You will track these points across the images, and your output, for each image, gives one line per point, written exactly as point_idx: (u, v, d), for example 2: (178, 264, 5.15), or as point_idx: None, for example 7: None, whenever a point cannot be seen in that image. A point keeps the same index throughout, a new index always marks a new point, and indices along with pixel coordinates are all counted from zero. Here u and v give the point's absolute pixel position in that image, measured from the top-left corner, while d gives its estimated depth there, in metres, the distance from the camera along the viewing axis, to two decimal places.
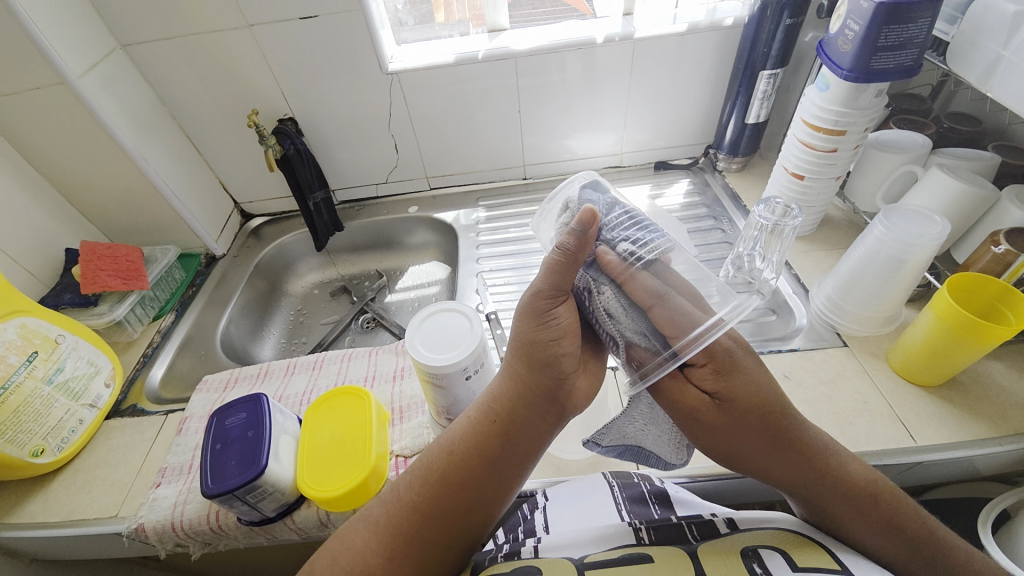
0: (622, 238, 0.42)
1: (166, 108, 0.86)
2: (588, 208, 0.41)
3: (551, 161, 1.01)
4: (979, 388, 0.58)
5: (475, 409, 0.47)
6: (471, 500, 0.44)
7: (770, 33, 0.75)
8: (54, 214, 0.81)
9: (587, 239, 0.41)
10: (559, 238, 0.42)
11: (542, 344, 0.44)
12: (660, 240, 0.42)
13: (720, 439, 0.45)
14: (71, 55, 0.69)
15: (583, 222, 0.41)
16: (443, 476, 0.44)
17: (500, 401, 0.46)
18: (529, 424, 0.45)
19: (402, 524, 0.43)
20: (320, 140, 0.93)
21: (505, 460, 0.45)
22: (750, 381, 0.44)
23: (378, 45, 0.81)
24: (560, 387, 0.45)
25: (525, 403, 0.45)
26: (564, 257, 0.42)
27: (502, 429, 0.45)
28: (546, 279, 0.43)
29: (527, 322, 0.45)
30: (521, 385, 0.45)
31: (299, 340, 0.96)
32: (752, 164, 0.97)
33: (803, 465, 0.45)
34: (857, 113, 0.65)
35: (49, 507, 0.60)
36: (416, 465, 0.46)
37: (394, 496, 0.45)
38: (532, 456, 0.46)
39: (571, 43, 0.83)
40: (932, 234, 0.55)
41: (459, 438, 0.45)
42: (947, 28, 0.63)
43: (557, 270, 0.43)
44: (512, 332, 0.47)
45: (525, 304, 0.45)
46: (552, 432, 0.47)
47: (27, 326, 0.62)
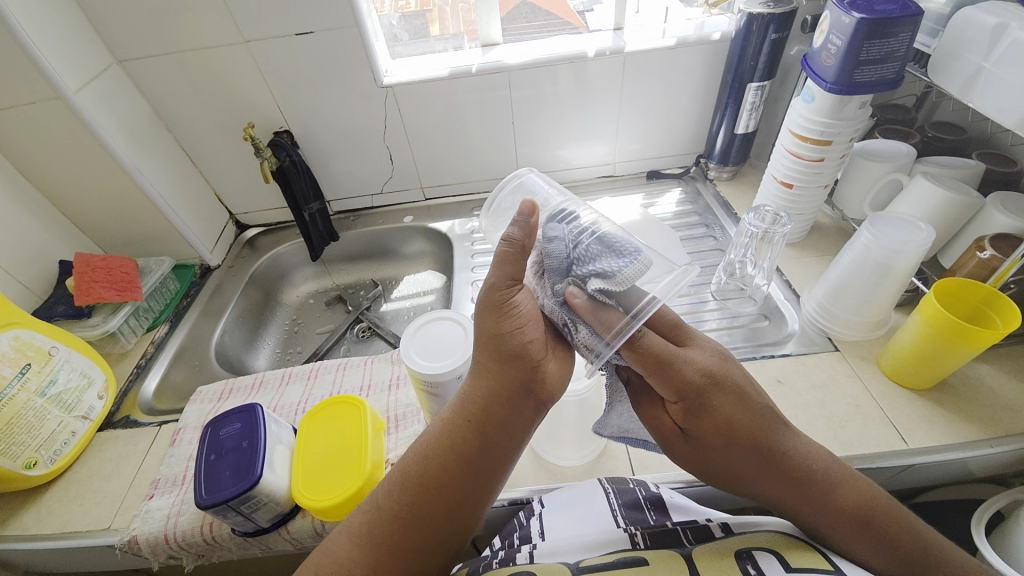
0: (593, 275, 0.43)
1: (162, 121, 0.87)
2: (527, 201, 0.45)
3: (545, 171, 1.02)
4: (969, 391, 0.59)
5: (450, 410, 0.46)
6: (453, 502, 0.43)
7: (757, 47, 0.77)
8: (48, 226, 0.81)
9: (531, 228, 0.45)
10: (505, 230, 0.45)
11: (509, 337, 0.45)
12: (631, 268, 0.43)
13: (693, 462, 0.47)
14: (69, 69, 0.70)
15: (525, 211, 0.44)
16: (421, 480, 0.43)
17: (474, 400, 0.45)
18: (504, 419, 0.44)
19: (383, 533, 0.42)
20: (316, 151, 0.94)
21: (483, 458, 0.44)
22: (721, 418, 0.45)
23: (374, 59, 0.82)
24: (533, 378, 0.45)
25: (500, 398, 0.44)
26: (513, 247, 0.44)
27: (477, 427, 0.44)
28: (499, 272, 0.45)
29: (490, 316, 0.45)
30: (493, 381, 0.45)
31: (294, 349, 0.95)
32: (742, 173, 0.99)
33: (786, 488, 0.45)
34: (841, 123, 0.66)
35: (41, 520, 0.59)
36: (393, 473, 0.45)
37: (372, 504, 0.44)
38: (511, 451, 0.45)
39: (563, 57, 0.85)
40: (918, 241, 0.56)
41: (435, 440, 0.45)
42: (929, 41, 0.65)
43: (508, 261, 0.45)
44: (474, 329, 0.47)
45: (484, 298, 0.46)
46: (530, 425, 0.46)
47: (20, 338, 0.62)
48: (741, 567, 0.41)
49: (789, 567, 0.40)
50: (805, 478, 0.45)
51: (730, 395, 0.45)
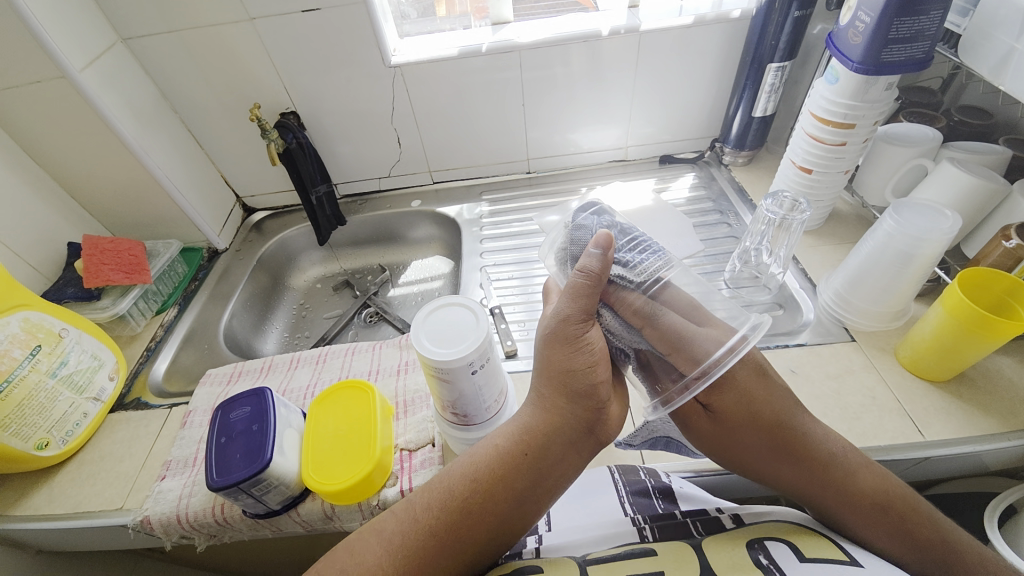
0: (614, 261, 0.44)
1: (167, 102, 0.86)
2: (603, 233, 0.43)
3: (555, 155, 1.00)
4: (987, 383, 0.57)
5: (507, 437, 0.45)
6: (494, 528, 0.43)
7: (779, 25, 0.74)
8: (56, 207, 0.81)
9: (607, 261, 0.42)
10: (580, 262, 0.43)
11: (580, 375, 0.43)
12: (650, 262, 0.44)
13: (714, 445, 0.48)
14: (73, 48, 0.68)
15: (601, 244, 0.42)
16: (466, 503, 0.43)
17: (535, 433, 0.44)
18: (562, 457, 0.44)
19: (417, 546, 0.41)
20: (322, 134, 0.93)
21: (535, 492, 0.44)
22: (743, 394, 0.45)
23: (381, 38, 0.80)
24: (597, 420, 0.45)
25: (562, 435, 0.44)
26: (589, 280, 0.42)
27: (535, 462, 0.43)
28: (573, 305, 0.43)
29: (558, 349, 0.44)
30: (557, 417, 0.44)
31: (302, 333, 0.95)
32: (759, 158, 0.96)
33: (802, 476, 0.45)
34: (866, 106, 0.64)
35: (55, 500, 0.60)
36: (436, 487, 0.44)
37: (410, 515, 0.43)
38: (561, 486, 0.45)
39: (575, 36, 0.82)
40: (942, 228, 0.54)
41: (487, 465, 0.44)
42: (958, 20, 0.61)
43: (580, 293, 0.43)
44: (539, 358, 0.46)
45: (552, 331, 0.44)
46: (583, 464, 0.46)
47: (30, 320, 0.62)
48: (753, 556, 0.40)
49: (803, 557, 0.40)
50: (824, 467, 0.45)
51: (754, 373, 0.46)
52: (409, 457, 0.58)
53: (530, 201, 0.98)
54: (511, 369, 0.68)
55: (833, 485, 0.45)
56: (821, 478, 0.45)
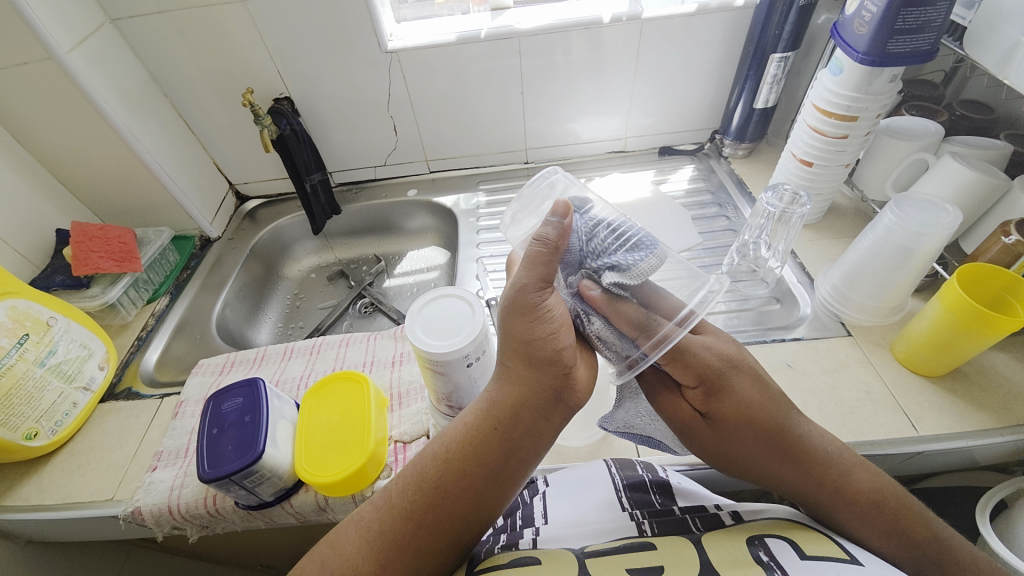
0: (608, 267, 0.42)
1: (158, 86, 0.84)
2: (562, 200, 0.43)
3: (554, 145, 0.99)
4: (983, 379, 0.57)
5: (476, 413, 0.44)
6: (469, 507, 0.42)
7: (783, 14, 0.73)
8: (44, 193, 0.79)
9: (565, 229, 0.43)
10: (538, 229, 0.43)
11: (542, 343, 0.43)
12: (645, 262, 0.42)
13: (713, 448, 0.47)
14: (60, 29, 0.66)
15: (559, 212, 0.43)
16: (438, 483, 0.42)
17: (503, 406, 0.43)
18: (531, 427, 0.43)
19: (393, 530, 0.41)
20: (316, 120, 0.91)
21: (506, 465, 0.43)
22: (740, 400, 0.45)
23: (377, 23, 0.78)
24: (565, 386, 0.44)
25: (530, 404, 0.43)
26: (547, 248, 0.42)
27: (503, 435, 0.43)
28: (531, 273, 0.43)
29: (517, 319, 0.43)
30: (523, 387, 0.44)
31: (296, 324, 0.94)
32: (758, 150, 0.96)
33: (799, 476, 0.45)
34: (869, 98, 0.63)
35: (44, 491, 0.59)
36: (409, 471, 0.44)
37: (385, 501, 0.43)
38: (534, 457, 0.44)
39: (576, 22, 0.80)
40: (943, 223, 0.54)
41: (458, 443, 0.43)
42: (964, 13, 0.60)
43: (539, 261, 0.43)
44: (500, 329, 0.45)
45: (511, 300, 0.44)
46: (554, 430, 0.45)
47: (17, 308, 0.61)
48: (752, 552, 0.40)
49: (803, 554, 0.40)
50: (819, 466, 0.45)
51: (750, 377, 0.46)
52: (403, 449, 0.57)
53: None
54: None
55: (829, 485, 0.45)
56: (816, 478, 0.45)
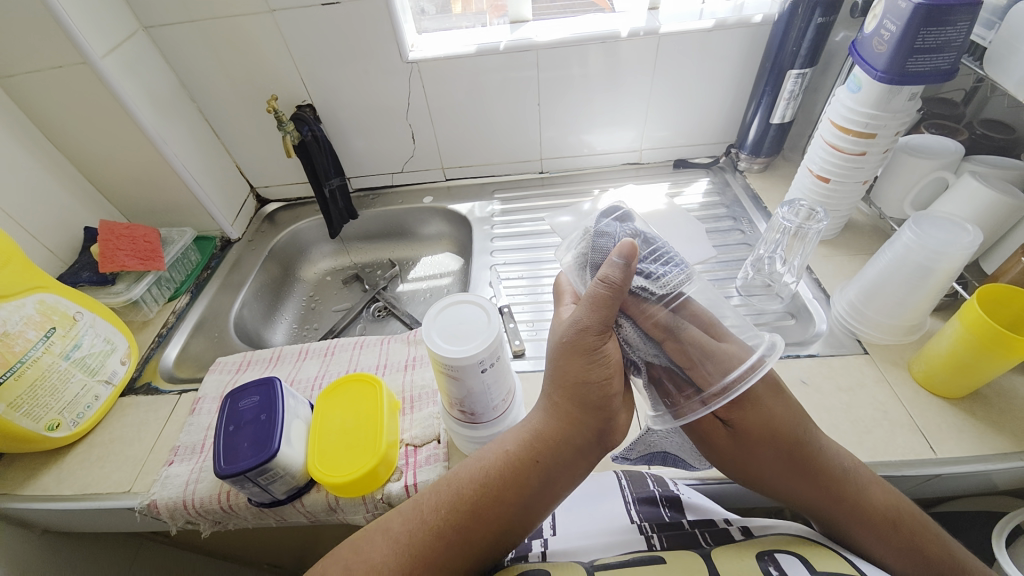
0: (637, 272, 0.43)
1: (186, 91, 0.87)
2: (628, 241, 0.41)
3: (569, 156, 1.00)
4: (1003, 402, 0.56)
5: (517, 443, 0.45)
6: (500, 530, 0.43)
7: (801, 31, 0.73)
8: (73, 191, 0.82)
9: (630, 272, 0.41)
10: (602, 270, 0.41)
11: (594, 387, 0.43)
12: (674, 275, 0.43)
13: (733, 461, 0.47)
14: (96, 35, 0.69)
15: (625, 253, 0.40)
16: (473, 505, 0.43)
17: (546, 441, 0.44)
18: (571, 464, 0.44)
19: (424, 546, 0.42)
20: (337, 127, 0.93)
21: (541, 496, 0.44)
22: (765, 413, 0.45)
23: (399, 33, 0.80)
24: (608, 429, 0.44)
25: (572, 443, 0.44)
26: (610, 291, 0.41)
27: (544, 468, 0.43)
28: (590, 315, 0.42)
29: (574, 358, 0.43)
30: (569, 426, 0.44)
31: (310, 326, 0.96)
32: (774, 165, 0.96)
33: (817, 492, 0.45)
34: (888, 116, 0.63)
35: (63, 481, 0.61)
36: (443, 490, 0.44)
37: (416, 515, 0.43)
38: (567, 490, 0.45)
39: (594, 36, 0.82)
40: (963, 243, 0.53)
41: (495, 468, 0.44)
42: (985, 33, 0.60)
43: (601, 303, 0.42)
44: (553, 365, 0.44)
45: (570, 341, 0.43)
46: (590, 466, 0.45)
47: (46, 302, 0.63)
48: (762, 566, 0.40)
49: (814, 569, 0.39)
50: (837, 485, 0.44)
51: (768, 389, 0.46)
52: (414, 453, 0.58)
53: (542, 202, 0.97)
54: (519, 369, 0.68)
55: (844, 502, 0.44)
56: (834, 494, 0.45)
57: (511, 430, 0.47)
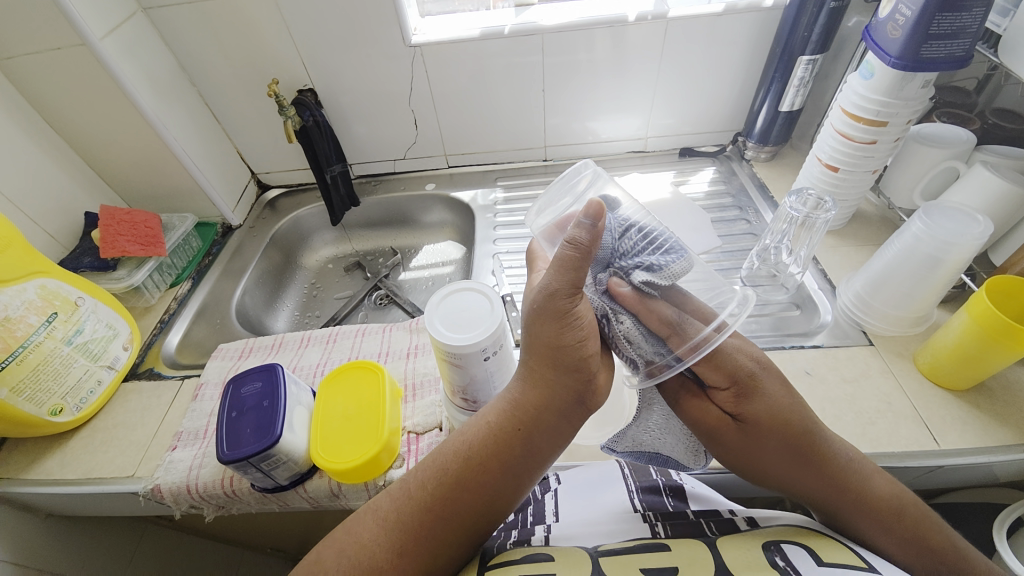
0: (637, 266, 0.43)
1: (186, 75, 0.85)
2: (594, 200, 0.40)
3: (574, 144, 0.98)
4: (1007, 395, 0.56)
5: (497, 412, 0.45)
6: (486, 501, 0.43)
7: (813, 16, 0.72)
8: (73, 176, 0.81)
9: (598, 233, 0.39)
10: (569, 233, 0.40)
11: (570, 350, 0.42)
12: (676, 265, 0.43)
13: (739, 453, 0.46)
14: (94, 15, 0.68)
15: (592, 213, 0.39)
16: (456, 478, 0.43)
17: (525, 408, 0.44)
18: (552, 428, 0.44)
19: (411, 522, 0.42)
20: (338, 113, 0.92)
21: (525, 463, 0.43)
22: (772, 402, 0.45)
23: (402, 16, 0.79)
24: (587, 391, 0.44)
25: (551, 406, 0.43)
26: (578, 253, 0.40)
27: (524, 435, 0.43)
28: (560, 278, 0.41)
29: (549, 326, 0.42)
30: (547, 390, 0.43)
31: (312, 313, 0.96)
32: (781, 154, 0.94)
33: (822, 483, 0.45)
34: (900, 103, 0.62)
35: (67, 465, 0.61)
36: (428, 466, 0.44)
37: (404, 493, 0.43)
38: (552, 455, 0.45)
39: (601, 20, 0.80)
40: (974, 234, 0.52)
41: (478, 440, 0.44)
42: (999, 21, 0.58)
43: (569, 267, 0.40)
44: (527, 334, 0.44)
45: (540, 306, 0.42)
46: (573, 428, 0.45)
47: (47, 287, 0.63)
48: (768, 557, 0.40)
49: (820, 560, 0.39)
50: (842, 475, 0.44)
51: (773, 380, 0.46)
52: (416, 440, 0.58)
53: None
54: (521, 357, 0.68)
55: (849, 491, 0.44)
56: (839, 485, 0.44)
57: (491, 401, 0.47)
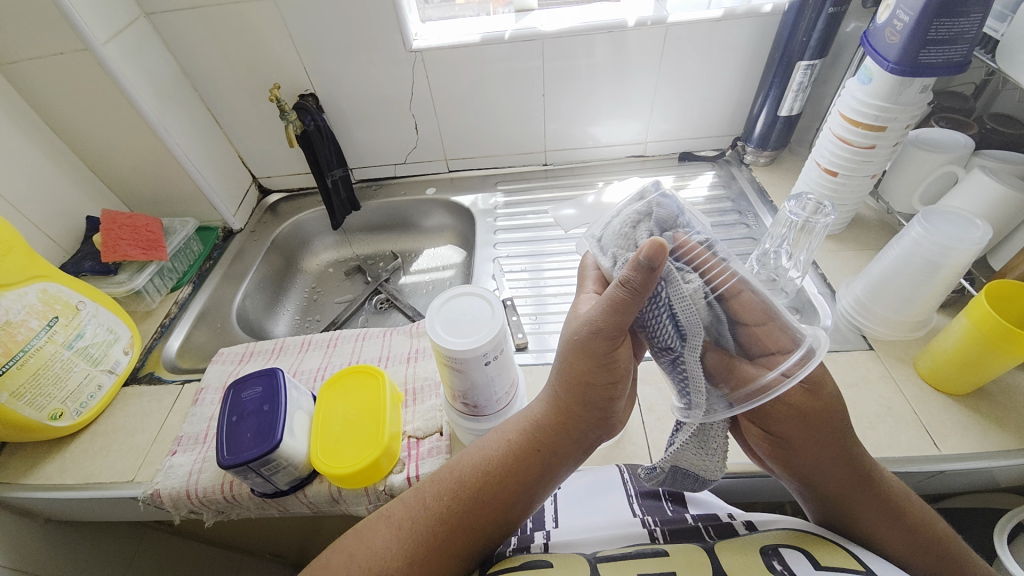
0: (698, 230, 0.43)
1: (188, 80, 0.86)
2: (654, 240, 0.37)
3: (573, 148, 0.99)
4: (1007, 399, 0.56)
5: (518, 432, 0.45)
6: (499, 518, 0.43)
7: (812, 21, 0.72)
8: (75, 180, 0.81)
9: (653, 275, 0.37)
10: (622, 274, 0.38)
11: (599, 386, 0.42)
12: None
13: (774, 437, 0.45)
14: (97, 21, 0.68)
15: (650, 255, 0.36)
16: (474, 493, 0.43)
17: (546, 430, 0.44)
18: (571, 455, 0.45)
19: (426, 532, 0.42)
20: (339, 118, 0.92)
21: (541, 484, 0.44)
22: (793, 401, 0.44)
23: (403, 22, 0.79)
24: (607, 422, 0.45)
25: (572, 432, 0.44)
26: (630, 295, 0.38)
27: (544, 457, 0.44)
28: (606, 318, 0.40)
29: (581, 356, 0.42)
30: (570, 415, 0.44)
31: (313, 317, 0.96)
32: (781, 159, 0.95)
33: (848, 477, 0.44)
34: (898, 108, 0.62)
35: (67, 470, 0.61)
36: (445, 477, 0.44)
37: (419, 502, 0.43)
38: (564, 478, 0.46)
39: (601, 26, 0.80)
40: (972, 238, 0.53)
41: (496, 457, 0.44)
42: (997, 25, 0.59)
43: (619, 307, 0.39)
44: (558, 361, 0.44)
45: (581, 340, 0.41)
46: (587, 454, 0.46)
47: (48, 291, 0.63)
48: (766, 561, 0.40)
49: (818, 564, 0.39)
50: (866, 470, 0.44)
51: None
52: (416, 445, 0.58)
53: (545, 195, 0.97)
54: (522, 362, 0.68)
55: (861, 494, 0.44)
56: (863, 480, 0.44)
57: (511, 418, 0.48)
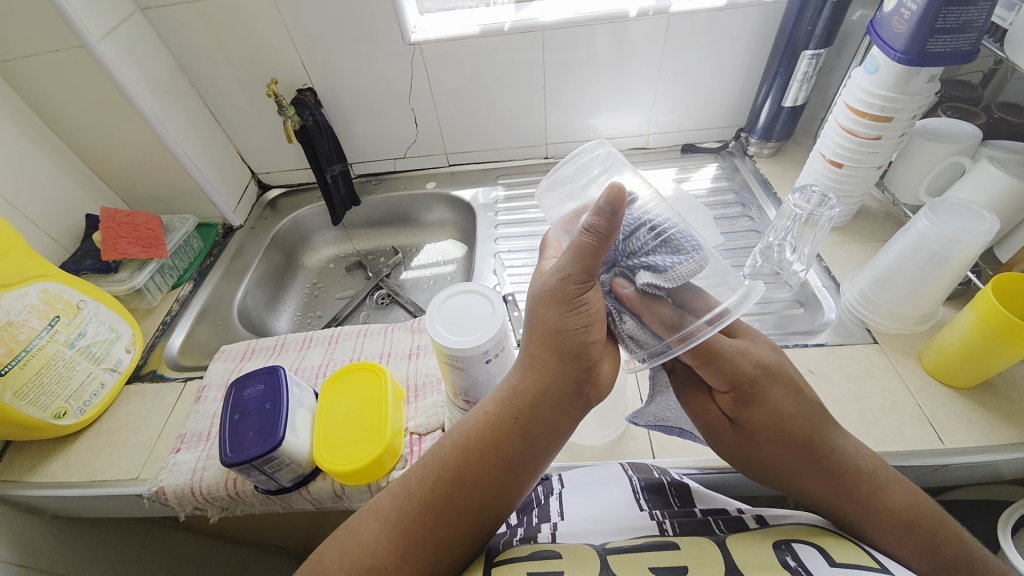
0: (645, 268, 0.42)
1: (185, 75, 0.85)
2: (613, 184, 0.39)
3: (574, 141, 0.98)
4: (1014, 393, 0.56)
5: (495, 404, 0.44)
6: (490, 495, 0.43)
7: (816, 10, 0.71)
8: (73, 178, 0.81)
9: (615, 218, 0.39)
10: (587, 219, 0.40)
11: (573, 335, 0.42)
12: (684, 267, 0.41)
13: (739, 454, 0.47)
14: (92, 17, 0.67)
15: (610, 199, 0.38)
16: (457, 472, 0.43)
17: (522, 396, 0.43)
18: (552, 417, 0.43)
19: (410, 520, 0.42)
20: (338, 112, 0.91)
21: (525, 453, 0.43)
22: (774, 410, 0.44)
23: (401, 14, 0.78)
24: (587, 379, 0.43)
25: (550, 396, 0.43)
26: (595, 238, 0.40)
27: (523, 425, 0.43)
28: (574, 264, 0.41)
29: (551, 307, 0.42)
30: (546, 378, 0.43)
31: (314, 313, 0.96)
32: (785, 150, 0.94)
33: (830, 488, 0.44)
34: (905, 98, 0.61)
35: (72, 468, 0.61)
36: (428, 461, 0.45)
37: (403, 491, 0.44)
38: (553, 447, 0.44)
39: (602, 16, 0.79)
40: (980, 230, 0.52)
41: (476, 432, 0.44)
42: (1006, 15, 0.57)
43: (586, 252, 0.41)
44: (533, 317, 0.44)
45: (549, 289, 0.42)
46: (574, 420, 0.45)
47: (49, 290, 0.63)
48: (779, 557, 0.40)
49: (833, 561, 0.39)
50: (850, 477, 0.44)
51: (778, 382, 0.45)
52: (419, 441, 0.58)
53: None
54: None
55: (868, 505, 0.43)
56: (848, 493, 0.44)
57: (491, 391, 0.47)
